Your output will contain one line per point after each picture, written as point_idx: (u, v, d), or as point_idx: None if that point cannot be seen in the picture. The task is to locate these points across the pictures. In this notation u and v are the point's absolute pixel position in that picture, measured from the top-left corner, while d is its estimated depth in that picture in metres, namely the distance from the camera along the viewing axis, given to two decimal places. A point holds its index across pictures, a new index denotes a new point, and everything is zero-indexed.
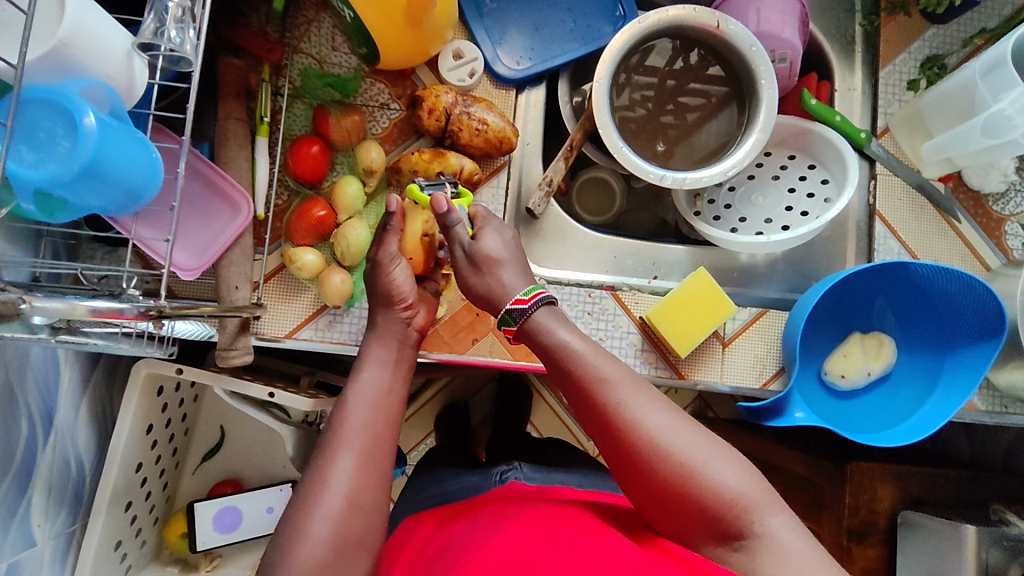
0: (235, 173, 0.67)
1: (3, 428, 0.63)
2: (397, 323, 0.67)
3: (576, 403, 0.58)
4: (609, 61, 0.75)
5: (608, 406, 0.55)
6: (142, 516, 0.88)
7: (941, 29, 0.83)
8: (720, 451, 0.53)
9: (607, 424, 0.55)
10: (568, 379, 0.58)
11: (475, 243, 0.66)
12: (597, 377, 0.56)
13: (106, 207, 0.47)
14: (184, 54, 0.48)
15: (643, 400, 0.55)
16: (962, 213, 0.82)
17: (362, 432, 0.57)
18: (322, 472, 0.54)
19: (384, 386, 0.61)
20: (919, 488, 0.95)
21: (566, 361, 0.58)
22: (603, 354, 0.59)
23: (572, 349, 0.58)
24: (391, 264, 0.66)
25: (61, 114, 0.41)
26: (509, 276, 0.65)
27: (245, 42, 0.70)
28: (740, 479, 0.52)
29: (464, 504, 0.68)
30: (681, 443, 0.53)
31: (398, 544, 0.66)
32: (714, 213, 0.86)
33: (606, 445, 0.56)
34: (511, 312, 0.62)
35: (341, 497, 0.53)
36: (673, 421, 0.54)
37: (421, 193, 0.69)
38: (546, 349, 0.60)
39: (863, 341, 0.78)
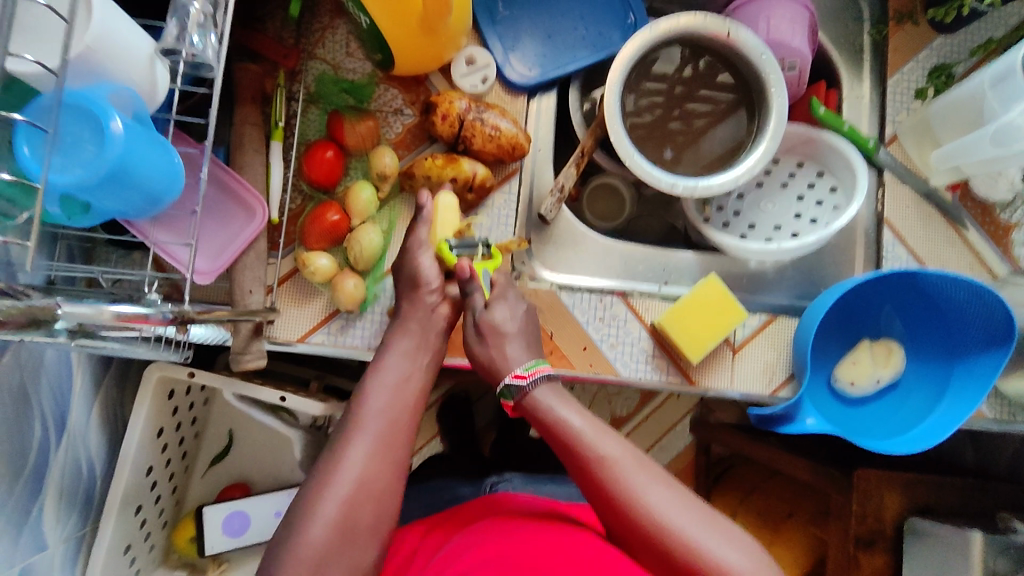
0: (251, 178, 0.67)
1: (16, 431, 0.63)
2: (422, 309, 0.69)
3: (579, 479, 0.61)
4: (621, 68, 0.76)
5: (610, 487, 0.58)
6: (151, 520, 0.88)
7: (948, 39, 0.84)
8: (718, 528, 0.56)
9: (610, 503, 0.58)
10: (570, 457, 0.61)
11: (486, 311, 0.67)
12: (597, 457, 0.59)
13: (126, 210, 0.47)
14: (206, 59, 0.48)
15: (644, 480, 0.58)
16: (969, 221, 0.82)
17: (380, 419, 0.61)
18: (337, 455, 0.59)
19: (405, 373, 0.65)
20: (926, 496, 0.95)
21: (567, 441, 0.61)
22: (603, 431, 0.61)
23: (572, 428, 0.61)
24: (420, 252, 0.70)
25: (88, 120, 0.41)
26: (513, 349, 0.67)
27: (261, 48, 0.72)
28: (739, 556, 0.55)
29: (484, 506, 0.71)
30: (683, 522, 0.56)
31: (413, 541, 0.69)
32: (724, 220, 0.86)
33: (610, 519, 0.59)
34: (508, 387, 0.65)
35: (352, 480, 0.57)
36: (672, 500, 0.57)
37: (450, 253, 0.70)
38: (547, 427, 0.62)
39: (871, 348, 0.79)
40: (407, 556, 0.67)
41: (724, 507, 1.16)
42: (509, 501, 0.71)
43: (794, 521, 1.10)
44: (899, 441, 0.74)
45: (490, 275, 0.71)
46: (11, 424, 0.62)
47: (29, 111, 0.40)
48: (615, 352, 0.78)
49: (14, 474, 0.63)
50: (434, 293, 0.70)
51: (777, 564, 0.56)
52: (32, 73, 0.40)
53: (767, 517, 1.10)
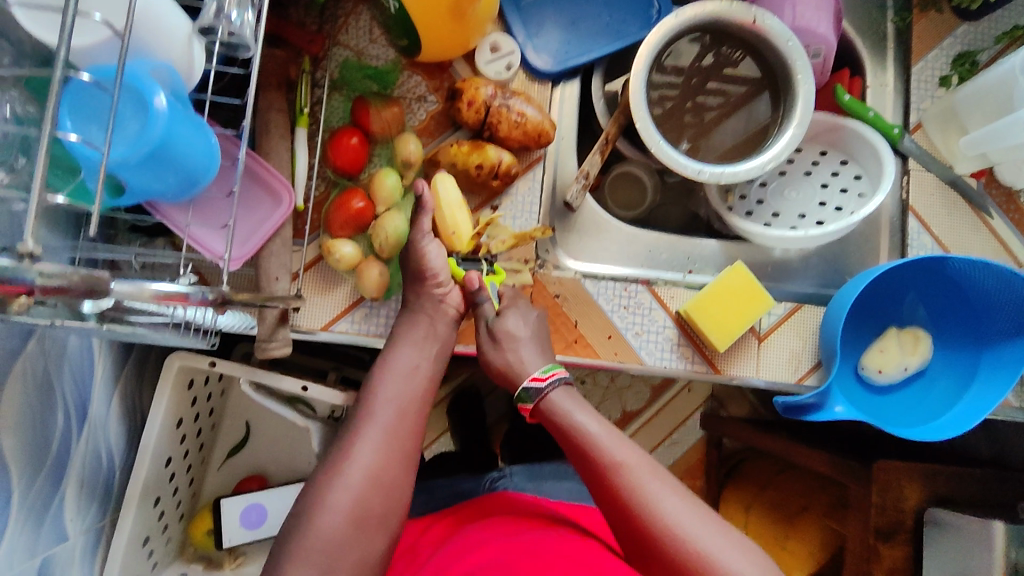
0: (278, 164, 0.67)
1: (41, 419, 0.61)
2: (430, 301, 0.69)
3: (593, 485, 0.61)
4: (647, 54, 0.75)
5: (623, 492, 0.58)
6: (169, 512, 0.87)
7: (972, 26, 0.84)
8: (731, 540, 0.55)
9: (622, 510, 0.58)
10: (584, 462, 0.61)
11: (498, 320, 0.70)
12: (611, 462, 0.59)
13: (163, 190, 0.48)
14: (244, 39, 0.48)
15: (657, 488, 0.57)
16: (994, 209, 0.82)
17: (390, 409, 0.62)
18: (347, 448, 0.59)
19: (413, 365, 0.65)
20: (947, 488, 0.88)
21: (583, 445, 0.61)
22: (618, 437, 0.62)
23: (587, 433, 0.62)
24: (424, 242, 0.69)
25: (133, 96, 0.42)
26: (527, 353, 0.68)
27: (287, 35, 0.70)
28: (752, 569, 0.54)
29: (486, 499, 0.74)
30: (694, 530, 0.55)
31: (418, 530, 0.72)
32: (748, 208, 0.86)
33: (621, 528, 0.58)
34: (526, 390, 0.66)
35: (362, 471, 0.57)
36: (685, 509, 0.56)
37: (456, 267, 0.72)
38: (564, 431, 0.63)
39: (899, 336, 0.79)
40: (411, 543, 0.70)
41: (739, 499, 1.15)
42: (512, 496, 0.73)
43: (810, 514, 1.07)
44: (928, 429, 0.74)
45: (497, 289, 0.74)
46: (37, 411, 0.60)
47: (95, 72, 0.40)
48: (641, 340, 0.77)
49: (35, 466, 0.61)
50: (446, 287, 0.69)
51: None
52: (92, 44, 0.41)
53: (783, 510, 1.09)
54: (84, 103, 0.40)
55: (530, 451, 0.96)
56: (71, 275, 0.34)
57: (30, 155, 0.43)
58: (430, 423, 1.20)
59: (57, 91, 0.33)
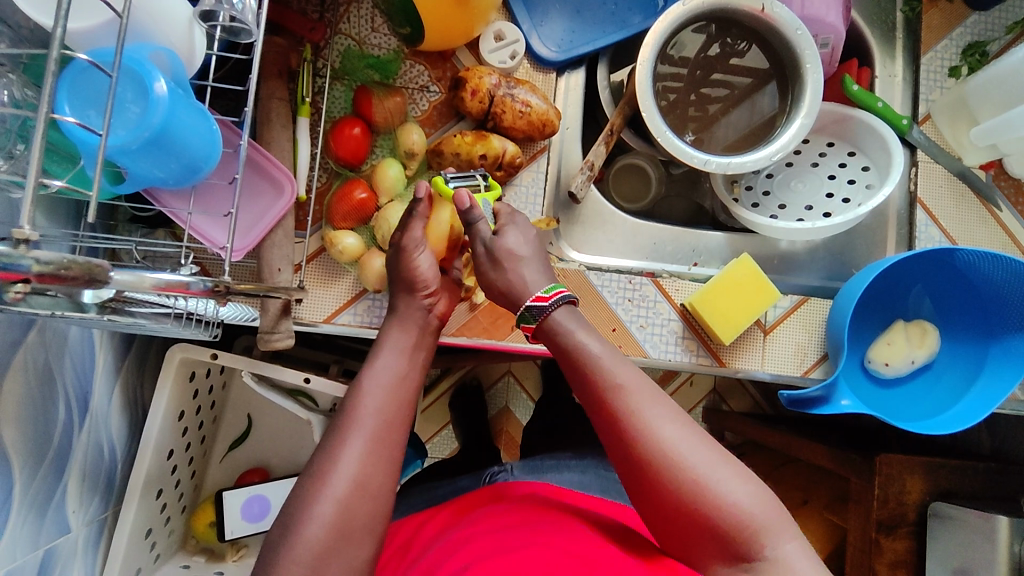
0: (279, 154, 0.66)
1: (42, 410, 0.61)
2: (412, 305, 0.65)
3: (588, 406, 0.57)
4: (653, 43, 0.74)
5: (622, 414, 0.54)
6: (170, 504, 0.87)
7: (982, 16, 0.83)
8: (731, 469, 0.52)
9: (619, 434, 0.54)
10: (582, 382, 0.58)
11: (497, 237, 0.65)
12: (612, 384, 0.56)
13: (165, 179, 0.47)
14: (246, 24, 0.47)
15: (657, 411, 0.54)
16: (1002, 202, 0.81)
17: (374, 417, 0.57)
18: (329, 453, 0.54)
19: (395, 373, 0.61)
20: (948, 481, 0.87)
21: (585, 365, 0.58)
22: (621, 359, 0.58)
23: (588, 352, 0.58)
24: (415, 251, 0.65)
25: (134, 81, 0.41)
26: (531, 273, 0.65)
27: (288, 22, 0.70)
28: (753, 501, 0.51)
29: (480, 497, 0.72)
30: (693, 457, 0.52)
31: (413, 527, 0.70)
32: (753, 200, 0.85)
33: (617, 453, 0.55)
34: (529, 310, 0.62)
35: (346, 475, 0.53)
36: (684, 433, 0.53)
37: (445, 184, 0.67)
38: (567, 352, 0.59)
39: (906, 330, 0.79)
40: (405, 542, 0.68)
41: None
42: (507, 490, 0.72)
43: (811, 507, 1.07)
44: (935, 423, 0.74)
45: (491, 208, 0.69)
46: (38, 403, 0.60)
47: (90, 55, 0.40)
48: (645, 333, 0.77)
49: (37, 459, 0.61)
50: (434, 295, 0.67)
51: (789, 517, 0.52)
52: (90, 28, 0.41)
53: (785, 504, 1.09)
54: (83, 88, 0.40)
55: (533, 444, 0.96)
56: (65, 259, 0.32)
57: (28, 141, 0.42)
58: (432, 416, 1.20)
59: (54, 73, 0.33)
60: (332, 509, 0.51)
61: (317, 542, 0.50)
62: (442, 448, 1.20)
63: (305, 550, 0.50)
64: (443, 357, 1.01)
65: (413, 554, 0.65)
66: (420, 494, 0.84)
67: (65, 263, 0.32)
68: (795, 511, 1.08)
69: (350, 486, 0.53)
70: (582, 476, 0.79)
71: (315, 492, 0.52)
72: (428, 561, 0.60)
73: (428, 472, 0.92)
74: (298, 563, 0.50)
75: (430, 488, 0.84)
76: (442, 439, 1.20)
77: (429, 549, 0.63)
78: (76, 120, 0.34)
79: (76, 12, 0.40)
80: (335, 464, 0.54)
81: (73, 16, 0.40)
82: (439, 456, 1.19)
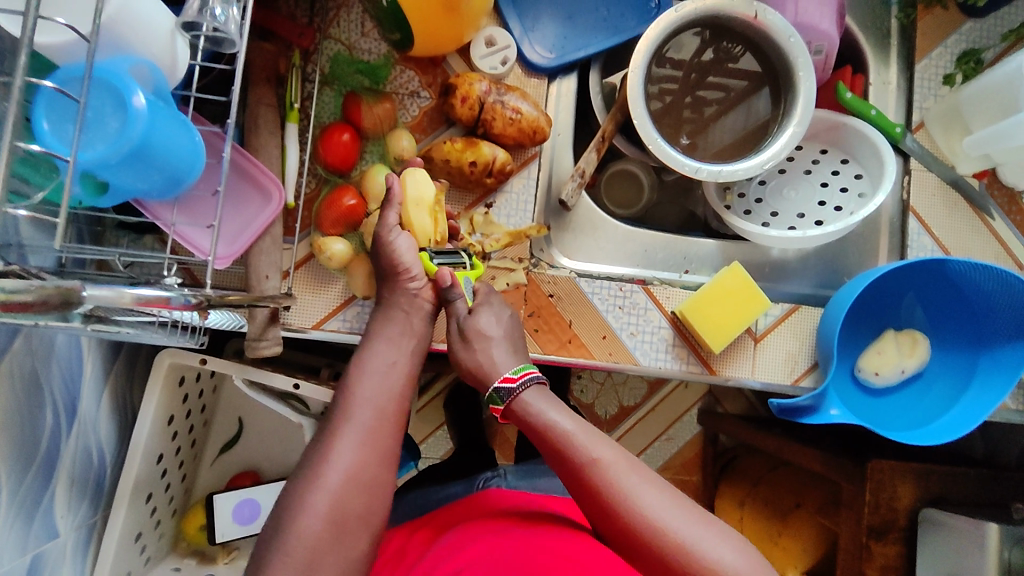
0: (267, 161, 0.65)
1: (28, 417, 0.60)
2: (404, 299, 0.65)
3: (569, 484, 0.57)
4: (645, 50, 0.74)
5: (601, 491, 0.55)
6: (161, 507, 0.87)
7: (977, 23, 0.82)
8: (714, 529, 0.53)
9: (602, 506, 0.55)
10: (559, 462, 0.58)
11: (470, 317, 0.66)
12: (588, 459, 0.56)
13: (148, 190, 0.47)
14: (228, 34, 0.47)
15: (634, 480, 0.55)
16: (995, 210, 0.81)
17: (366, 415, 0.57)
18: (314, 461, 0.54)
19: (379, 373, 0.60)
20: (939, 488, 0.86)
21: (558, 446, 0.58)
22: (594, 434, 0.58)
23: (561, 430, 0.58)
24: (391, 236, 0.65)
25: (111, 94, 0.41)
26: (500, 354, 0.64)
27: (276, 27, 0.69)
28: (741, 559, 0.51)
29: (472, 504, 0.72)
30: (676, 522, 0.53)
31: (406, 535, 0.70)
32: (745, 207, 0.85)
33: (604, 526, 0.56)
34: (497, 391, 0.62)
35: (331, 485, 0.53)
36: (664, 499, 0.54)
37: (429, 262, 0.66)
38: (539, 434, 0.59)
39: (896, 338, 0.79)
40: (398, 550, 0.68)
41: (734, 496, 1.14)
42: (500, 497, 0.72)
43: (803, 511, 1.07)
44: (924, 432, 0.74)
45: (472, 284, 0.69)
46: (24, 410, 0.60)
47: (63, 73, 0.39)
48: (636, 341, 0.76)
49: (23, 466, 0.61)
50: (421, 280, 0.65)
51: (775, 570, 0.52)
52: (60, 43, 0.40)
53: (776, 508, 1.09)
54: (60, 104, 0.39)
55: (526, 448, 0.96)
56: (30, 287, 0.33)
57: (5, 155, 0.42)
58: (426, 418, 1.19)
59: (18, 100, 0.33)
60: (320, 517, 0.51)
61: (304, 553, 0.50)
62: (436, 449, 1.20)
63: (287, 560, 0.50)
64: (435, 361, 1.01)
65: (406, 563, 0.64)
66: (411, 499, 0.83)
67: (39, 292, 0.33)
68: (787, 515, 1.07)
69: (341, 494, 0.52)
70: None
71: (302, 501, 0.52)
72: (422, 568, 0.60)
73: (420, 475, 0.92)
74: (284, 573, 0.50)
75: (420, 493, 0.84)
76: (436, 440, 1.20)
77: (424, 556, 0.63)
78: (39, 146, 0.34)
79: (43, 27, 0.40)
80: (326, 469, 0.53)
81: (39, 31, 0.40)
82: (433, 457, 1.19)
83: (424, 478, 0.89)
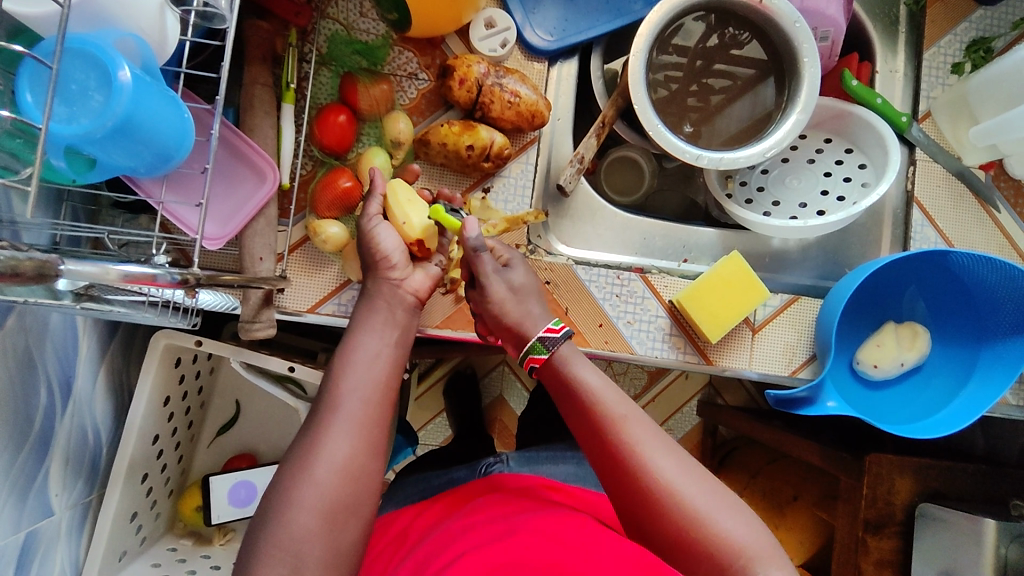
0: (261, 141, 0.65)
1: (21, 395, 0.60)
2: (387, 286, 0.64)
3: (587, 439, 0.57)
4: (646, 33, 0.72)
5: (620, 449, 0.55)
6: (157, 488, 0.87)
7: (988, 11, 0.81)
8: (727, 502, 0.53)
9: (617, 465, 0.55)
10: (580, 415, 0.58)
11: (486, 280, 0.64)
12: (609, 416, 0.56)
13: (136, 167, 0.46)
14: (219, 10, 0.47)
15: (651, 442, 0.55)
16: (1001, 202, 0.80)
17: (355, 397, 0.56)
18: (305, 444, 0.54)
19: (375, 350, 0.60)
20: (938, 482, 0.85)
21: (584, 401, 0.58)
22: (619, 393, 0.58)
23: (587, 386, 0.58)
24: (373, 225, 0.64)
25: (96, 68, 0.40)
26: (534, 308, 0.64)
27: (272, 5, 0.66)
28: (749, 535, 0.52)
29: (467, 492, 0.72)
30: (689, 489, 0.53)
31: (405, 520, 0.70)
32: (747, 195, 0.84)
33: (613, 487, 0.56)
34: (542, 340, 0.61)
35: (321, 467, 0.52)
36: (679, 465, 0.54)
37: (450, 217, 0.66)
38: (566, 387, 0.59)
39: (897, 331, 0.78)
40: (398, 533, 0.68)
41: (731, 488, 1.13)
42: (496, 483, 0.71)
43: (801, 503, 1.06)
44: (920, 427, 0.74)
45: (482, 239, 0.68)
46: (17, 387, 0.60)
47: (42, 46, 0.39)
48: (632, 329, 0.76)
49: (17, 443, 0.61)
50: (402, 270, 0.65)
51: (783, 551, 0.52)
52: (41, 15, 0.40)
53: (773, 501, 1.08)
54: (41, 76, 0.39)
55: (523, 435, 0.96)
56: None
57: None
58: (424, 404, 1.19)
59: None
60: (310, 498, 0.51)
61: (291, 534, 0.50)
62: (435, 436, 1.20)
63: (274, 539, 0.50)
64: (433, 348, 1.01)
65: (403, 549, 0.64)
66: (406, 486, 0.83)
67: (10, 263, 0.33)
68: (784, 508, 1.07)
69: (338, 475, 0.52)
70: (576, 467, 0.80)
71: (295, 480, 0.52)
72: (419, 554, 0.59)
73: (419, 461, 0.91)
74: (274, 555, 0.49)
75: (417, 479, 0.84)
76: (435, 427, 1.19)
77: (423, 540, 0.62)
78: (9, 114, 0.33)
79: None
80: (322, 448, 0.53)
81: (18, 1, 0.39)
82: (432, 444, 1.19)
83: (419, 465, 0.89)
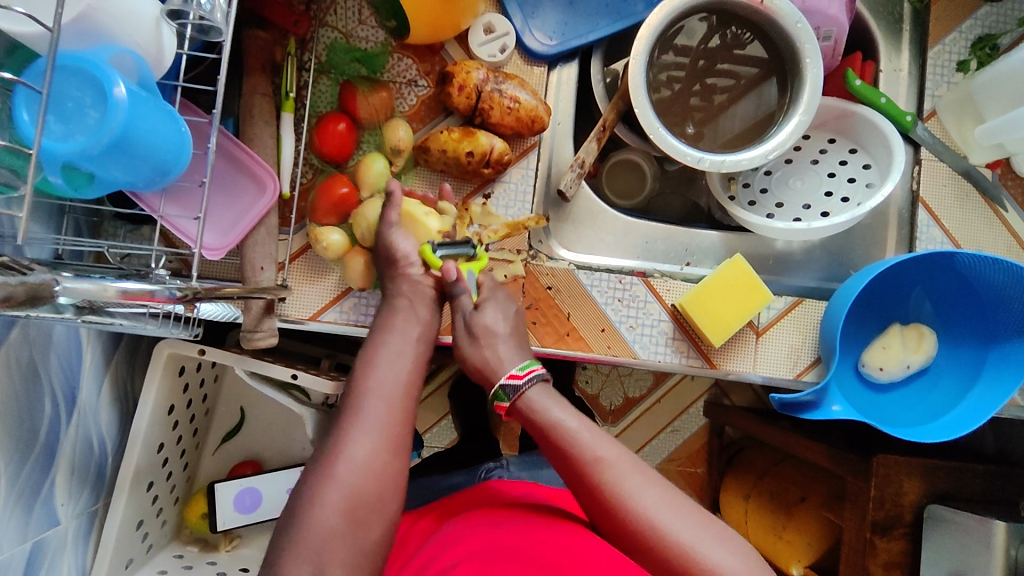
0: (262, 151, 0.65)
1: (26, 407, 0.61)
2: (408, 284, 0.65)
3: (571, 482, 0.57)
4: (646, 36, 0.72)
5: (603, 490, 0.54)
6: (162, 495, 0.88)
7: (994, 8, 0.79)
8: (714, 531, 0.53)
9: (603, 504, 0.54)
10: (561, 459, 0.58)
11: (477, 313, 0.66)
12: (591, 458, 0.56)
13: (134, 181, 0.46)
14: (215, 23, 0.47)
15: (635, 480, 0.55)
16: (1009, 201, 0.79)
17: (353, 405, 0.56)
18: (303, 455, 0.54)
19: (375, 358, 0.60)
20: (946, 483, 0.85)
21: (563, 445, 0.57)
22: (598, 434, 0.58)
23: (564, 429, 0.58)
24: (392, 234, 0.66)
25: (92, 85, 0.41)
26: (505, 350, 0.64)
27: (271, 14, 0.67)
28: (737, 562, 0.51)
29: (471, 497, 0.72)
30: (676, 523, 0.52)
31: (409, 526, 0.70)
32: (750, 197, 0.83)
33: (602, 523, 0.55)
34: (502, 388, 0.62)
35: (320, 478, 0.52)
36: (664, 500, 0.54)
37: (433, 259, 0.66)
38: (544, 431, 0.59)
39: (902, 333, 0.77)
40: (402, 539, 0.68)
41: (737, 489, 1.13)
42: (498, 490, 0.71)
43: (809, 504, 1.04)
44: (926, 430, 0.73)
45: (474, 277, 0.69)
46: (21, 400, 0.60)
47: (29, 73, 0.39)
48: (635, 333, 0.75)
49: (23, 454, 0.61)
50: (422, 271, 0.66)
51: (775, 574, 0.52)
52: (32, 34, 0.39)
53: (780, 502, 1.07)
54: (36, 96, 0.39)
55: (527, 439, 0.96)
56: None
57: None
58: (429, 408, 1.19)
59: None
60: (309, 509, 0.51)
61: (291, 545, 0.50)
62: (440, 438, 1.20)
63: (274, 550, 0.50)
64: (437, 352, 1.01)
65: (408, 555, 0.64)
66: (412, 491, 0.83)
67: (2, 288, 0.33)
68: (792, 509, 1.05)
69: (341, 485, 0.52)
70: None
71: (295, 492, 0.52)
72: (423, 560, 0.60)
73: (424, 465, 0.91)
74: (278, 569, 0.49)
75: (422, 484, 0.84)
76: (441, 429, 1.20)
77: (426, 546, 0.62)
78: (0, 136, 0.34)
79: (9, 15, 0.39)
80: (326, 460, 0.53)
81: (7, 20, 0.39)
82: (438, 446, 1.19)
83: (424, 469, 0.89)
